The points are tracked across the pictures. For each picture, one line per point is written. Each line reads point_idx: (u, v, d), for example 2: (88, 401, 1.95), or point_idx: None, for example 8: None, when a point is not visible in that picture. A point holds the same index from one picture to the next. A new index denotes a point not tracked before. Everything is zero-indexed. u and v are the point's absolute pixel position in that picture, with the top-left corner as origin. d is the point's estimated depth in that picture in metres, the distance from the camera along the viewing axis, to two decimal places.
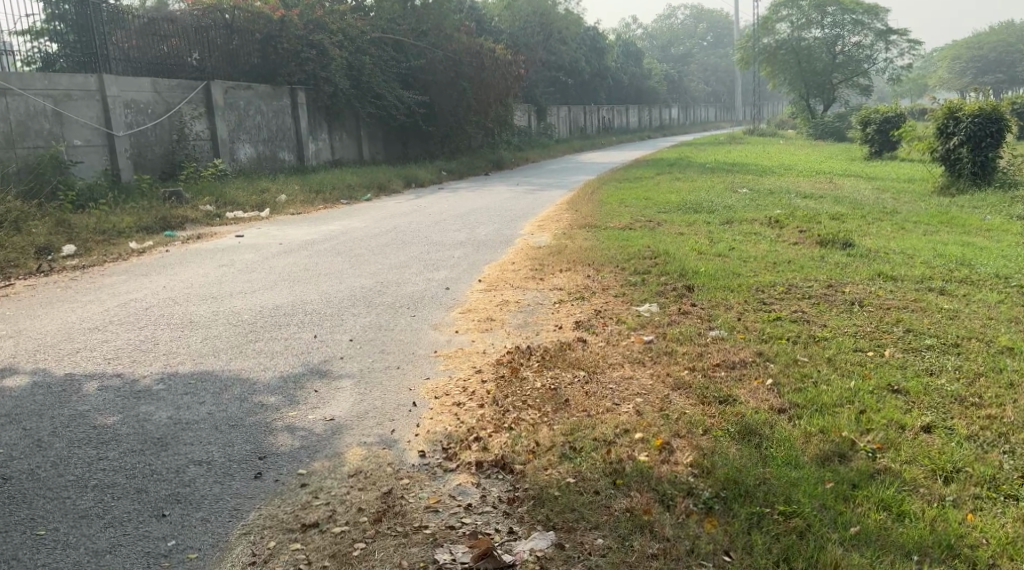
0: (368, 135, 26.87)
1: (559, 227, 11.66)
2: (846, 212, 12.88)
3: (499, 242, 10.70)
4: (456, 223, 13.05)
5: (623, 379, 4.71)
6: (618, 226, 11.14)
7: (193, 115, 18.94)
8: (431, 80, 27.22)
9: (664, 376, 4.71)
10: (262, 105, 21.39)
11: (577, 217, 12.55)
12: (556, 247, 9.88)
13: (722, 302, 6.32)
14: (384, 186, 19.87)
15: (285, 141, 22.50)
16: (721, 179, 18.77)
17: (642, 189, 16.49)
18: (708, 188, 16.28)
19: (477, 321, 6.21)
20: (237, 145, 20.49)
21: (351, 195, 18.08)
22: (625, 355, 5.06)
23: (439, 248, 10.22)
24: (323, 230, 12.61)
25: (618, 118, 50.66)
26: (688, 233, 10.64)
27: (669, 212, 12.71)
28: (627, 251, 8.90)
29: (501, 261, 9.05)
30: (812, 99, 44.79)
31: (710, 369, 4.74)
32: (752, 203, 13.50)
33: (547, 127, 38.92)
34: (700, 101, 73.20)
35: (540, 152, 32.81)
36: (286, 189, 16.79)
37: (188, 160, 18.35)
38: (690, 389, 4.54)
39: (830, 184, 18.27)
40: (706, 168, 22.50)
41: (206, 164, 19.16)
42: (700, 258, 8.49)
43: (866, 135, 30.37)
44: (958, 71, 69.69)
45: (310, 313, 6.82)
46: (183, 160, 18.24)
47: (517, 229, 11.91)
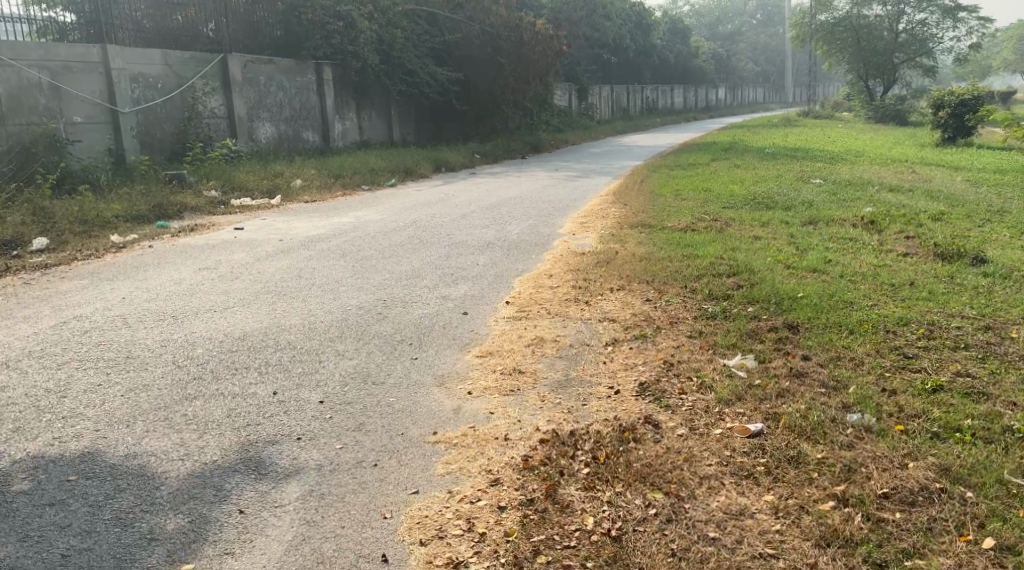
0: (399, 114, 25.22)
1: (608, 225, 9.92)
2: (947, 212, 10.96)
3: (535, 244, 9.02)
4: (487, 216, 11.40)
5: (731, 520, 3.06)
6: (678, 226, 9.39)
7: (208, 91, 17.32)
8: (467, 56, 25.50)
9: (796, 519, 3.06)
10: (284, 81, 19.86)
11: (629, 211, 10.80)
12: (605, 252, 8.14)
13: (841, 352, 4.61)
14: (411, 170, 18.27)
15: (309, 120, 20.95)
16: (785, 167, 16.82)
17: (700, 178, 14.64)
18: (775, 179, 14.39)
19: (498, 372, 4.52)
20: (256, 125, 18.98)
21: (374, 181, 16.51)
22: (723, 461, 3.39)
23: (463, 252, 8.57)
24: (333, 223, 11.00)
25: (661, 99, 48.37)
26: (765, 237, 8.85)
27: (737, 208, 10.89)
28: (695, 263, 7.15)
29: (536, 272, 7.38)
30: (872, 79, 42.07)
31: (874, 510, 3.07)
32: (834, 199, 11.64)
33: (589, 107, 36.95)
34: (749, 82, 70.35)
35: (582, 134, 30.92)
36: (302, 173, 15.26)
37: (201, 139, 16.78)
38: (849, 556, 2.89)
39: (909, 175, 16.23)
40: (766, 155, 20.50)
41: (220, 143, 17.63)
42: (791, 275, 6.73)
43: (938, 120, 27.88)
44: None
45: (279, 350, 5.10)
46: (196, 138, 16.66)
47: (559, 226, 10.21)
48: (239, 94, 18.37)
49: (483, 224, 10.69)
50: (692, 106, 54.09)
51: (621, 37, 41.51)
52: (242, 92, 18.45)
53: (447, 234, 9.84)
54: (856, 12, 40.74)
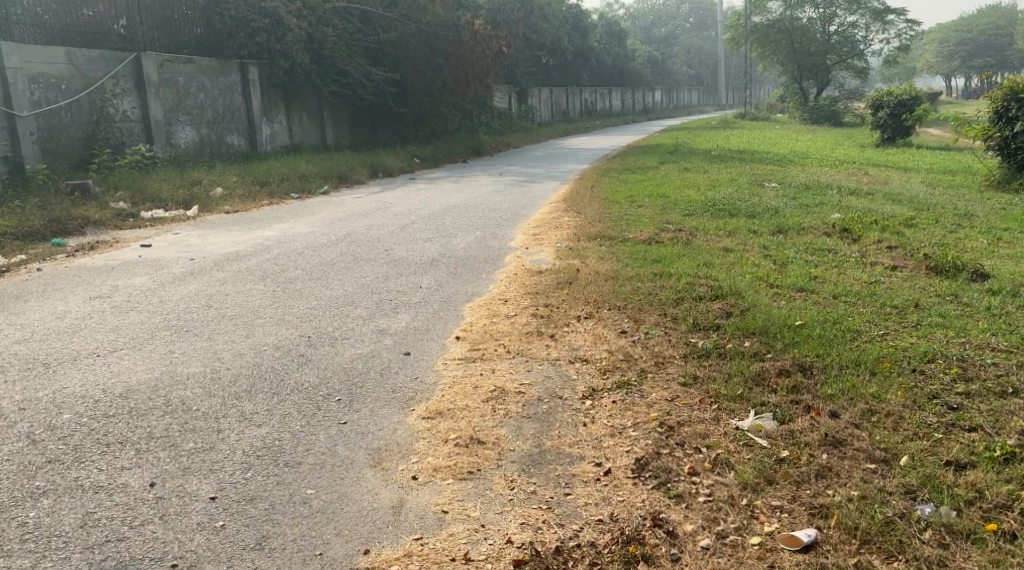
0: (332, 117, 23.97)
1: (563, 237, 9.02)
2: (916, 218, 10.37)
3: (481, 261, 8.03)
4: (429, 227, 10.42)
5: None
6: (641, 237, 8.55)
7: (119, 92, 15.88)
8: (403, 56, 24.42)
9: None
10: (205, 81, 18.50)
11: (584, 220, 9.94)
12: (563, 270, 7.25)
13: (872, 401, 3.82)
14: (345, 176, 17.15)
15: (234, 123, 19.59)
16: (737, 170, 16.15)
17: (653, 182, 13.88)
18: (732, 183, 13.68)
19: (449, 443, 3.56)
20: (174, 129, 17.59)
21: (305, 188, 15.35)
22: None
23: (403, 271, 7.58)
24: (254, 237, 9.87)
25: (600, 102, 47.84)
26: (735, 249, 8.04)
27: (699, 216, 10.09)
28: (669, 283, 6.30)
29: (490, 295, 6.45)
30: (806, 81, 42.20)
31: None
32: (797, 204, 10.97)
33: (529, 109, 36.15)
34: (684, 86, 70.48)
35: (523, 137, 30.03)
36: (223, 181, 14.07)
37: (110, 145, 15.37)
38: None
39: (863, 177, 15.71)
40: (714, 156, 19.89)
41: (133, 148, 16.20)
42: (781, 297, 5.91)
43: (877, 120, 27.67)
44: (945, 55, 67.73)
45: (170, 415, 4.01)
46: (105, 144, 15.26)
47: (510, 238, 9.24)
48: (155, 95, 16.95)
49: (423, 236, 9.69)
50: (630, 109, 53.76)
51: (559, 38, 40.81)
52: (159, 95, 17.08)
53: (384, 250, 8.80)
54: (789, 14, 40.77)
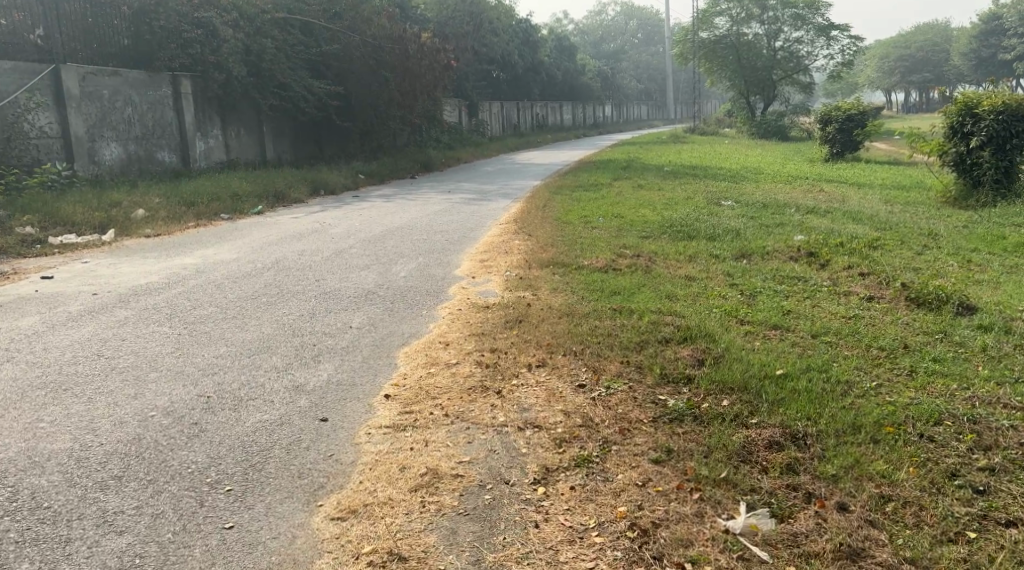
0: (273, 131, 22.98)
1: (513, 264, 8.27)
2: (882, 239, 9.85)
3: (421, 294, 7.22)
4: (368, 252, 9.60)
5: None
6: (597, 264, 7.86)
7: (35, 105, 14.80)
8: (346, 68, 23.59)
9: None
10: (133, 95, 17.45)
11: (536, 244, 9.22)
12: (512, 303, 6.48)
13: (883, 485, 3.27)
14: (283, 195, 16.25)
15: (165, 138, 18.52)
16: (692, 187, 15.61)
17: (606, 201, 13.24)
18: (689, 202, 13.10)
19: (362, 562, 3.01)
20: (99, 146, 16.52)
21: (237, 208, 14.48)
22: None
23: (333, 306, 6.79)
24: (172, 268, 9.01)
25: (551, 116, 47.46)
26: (700, 278, 7.37)
27: (658, 239, 9.43)
28: (631, 321, 5.58)
29: (430, 336, 5.70)
30: (753, 96, 42.28)
31: None
32: (758, 224, 10.42)
33: (480, 123, 35.48)
34: (634, 101, 70.67)
35: (473, 152, 29.32)
36: (146, 203, 13.18)
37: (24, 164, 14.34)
38: None
39: (820, 194, 15.26)
40: (668, 173, 19.38)
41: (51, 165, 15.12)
42: (756, 337, 5.25)
43: (826, 135, 27.49)
44: (886, 71, 69.01)
45: (13, 516, 3.32)
46: (18, 163, 14.21)
47: (455, 266, 8.44)
48: (77, 109, 15.85)
49: (356, 263, 8.87)
50: (580, 123, 53.52)
51: (509, 53, 40.35)
52: (82, 110, 16.02)
53: (314, 281, 7.96)
54: (736, 30, 40.81)
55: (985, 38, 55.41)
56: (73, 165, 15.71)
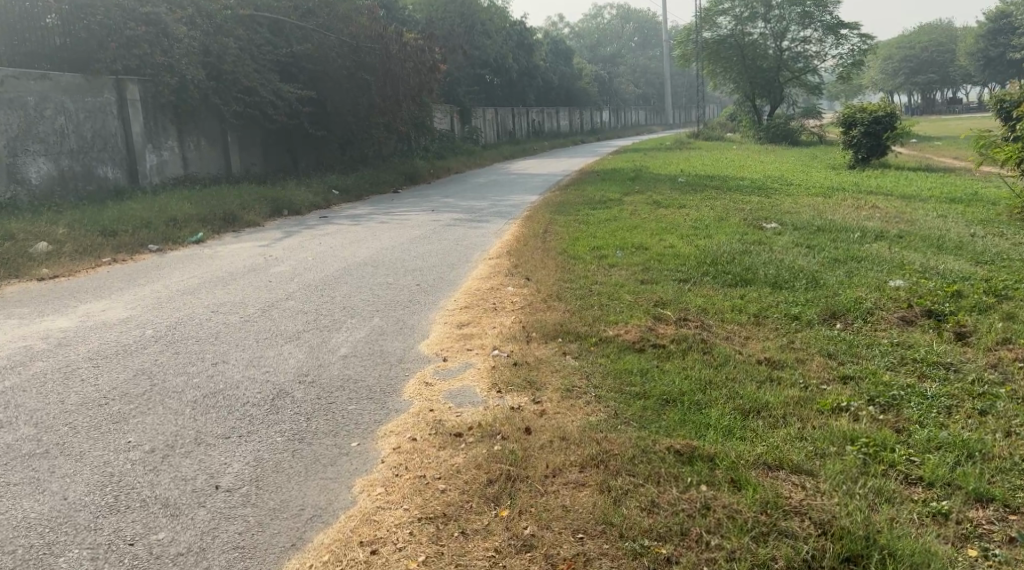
0: (239, 142, 20.15)
1: (503, 334, 5.63)
2: (1007, 280, 7.20)
3: (351, 399, 4.58)
4: (308, 308, 7.01)
5: None
6: (625, 335, 5.27)
7: None
8: (322, 71, 20.72)
9: None
10: (67, 103, 14.80)
11: (536, 298, 6.60)
12: (499, 429, 3.88)
13: None
14: (234, 218, 13.63)
15: (107, 152, 15.81)
16: (719, 204, 12.99)
17: (619, 225, 10.65)
18: (727, 225, 10.48)
19: None
20: (23, 162, 13.98)
21: (171, 236, 11.98)
22: None
23: (219, 427, 4.25)
24: (38, 337, 6.51)
25: (547, 122, 44.96)
26: (792, 365, 4.77)
27: (704, 287, 6.83)
28: (732, 499, 3.14)
29: (358, 514, 3.23)
30: (758, 98, 39.70)
31: None
32: (830, 260, 7.81)
33: (473, 130, 32.86)
34: (631, 106, 68.14)
35: (465, 161, 26.67)
36: (53, 237, 10.75)
37: None
38: None
39: (873, 211, 12.58)
40: (685, 185, 16.72)
41: None
42: (969, 545, 2.98)
43: (850, 139, 24.58)
44: (890, 72, 66.31)
45: None
46: None
47: (420, 338, 5.79)
48: None
49: (277, 331, 6.23)
50: (578, 130, 50.99)
51: (503, 56, 37.86)
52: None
53: (206, 373, 5.28)
54: (740, 29, 38.10)
55: (994, 37, 52.65)
56: None
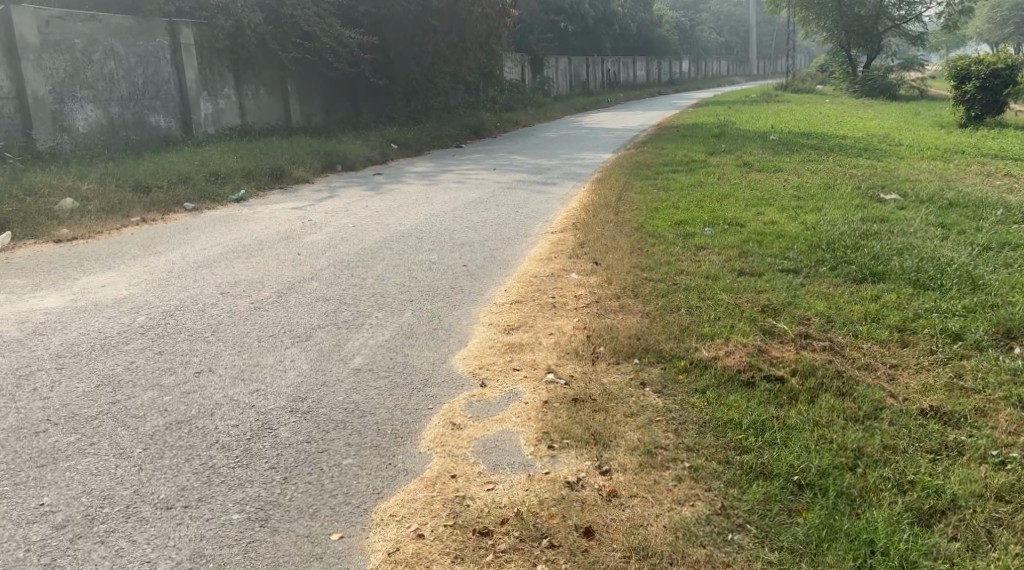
0: (301, 90, 18.82)
1: (563, 348, 4.36)
2: None
3: (348, 444, 3.37)
4: (331, 293, 5.85)
5: None
6: (724, 353, 3.93)
7: None
8: (385, 15, 19.30)
9: None
10: (116, 46, 13.56)
11: (606, 296, 5.30)
12: (547, 526, 2.74)
13: None
14: (281, 172, 12.55)
15: (160, 99, 14.56)
16: (821, 168, 11.34)
17: (706, 193, 9.27)
18: (836, 196, 8.93)
19: None
20: (68, 109, 12.80)
21: (210, 193, 10.98)
22: None
23: (167, 470, 3.23)
24: (16, 331, 5.26)
25: (624, 72, 42.87)
26: (973, 423, 3.31)
27: (824, 283, 5.46)
28: None
29: None
30: (854, 49, 36.79)
31: None
32: (976, 246, 6.32)
33: (544, 81, 31.20)
34: (713, 55, 65.00)
35: (535, 114, 25.15)
36: (79, 193, 9.86)
37: None
38: None
39: (1006, 179, 10.75)
40: (776, 145, 14.97)
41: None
42: None
43: (963, 95, 22.04)
44: (996, 22, 61.25)
45: None
46: None
47: (455, 348, 4.54)
48: (38, 64, 12.17)
49: (284, 332, 4.98)
50: (656, 80, 48.67)
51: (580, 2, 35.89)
52: (43, 64, 12.29)
53: (181, 393, 4.07)
54: None
55: None
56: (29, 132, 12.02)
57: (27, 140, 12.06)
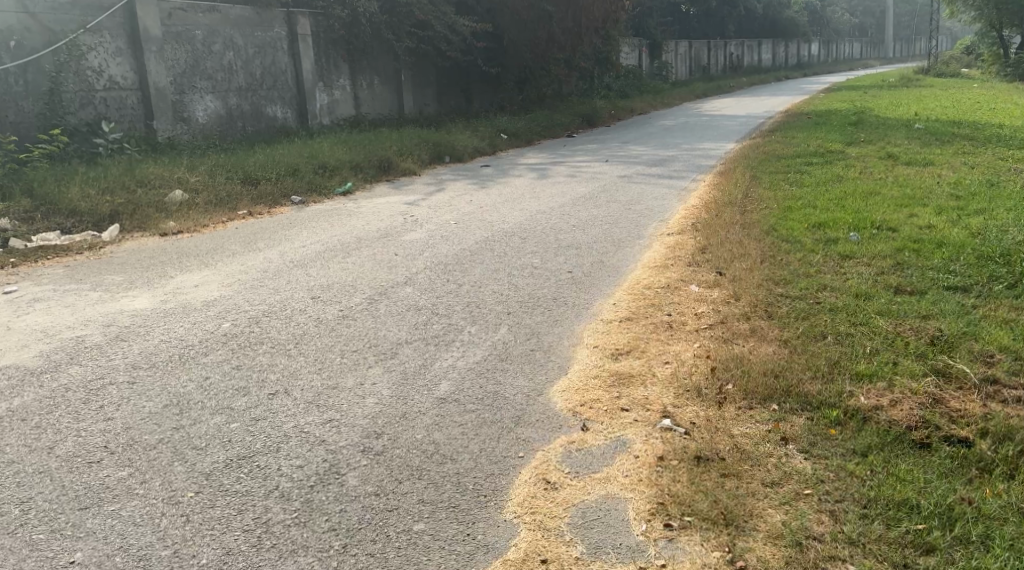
0: (415, 79, 18.58)
1: (683, 384, 3.76)
2: None
3: (420, 502, 2.91)
4: (420, 300, 5.37)
5: None
6: (885, 404, 3.37)
7: (101, 51, 11.35)
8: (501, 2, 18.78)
9: None
10: (234, 37, 13.56)
11: (732, 315, 4.67)
12: None
13: None
14: (389, 165, 12.26)
15: (277, 90, 14.53)
16: (976, 161, 10.17)
17: (845, 189, 8.42)
18: (999, 196, 7.85)
19: None
20: (189, 100, 12.83)
21: (316, 185, 10.76)
22: None
23: (213, 526, 2.82)
24: (97, 336, 4.99)
25: (748, 56, 41.03)
26: None
27: (1002, 309, 4.73)
28: None
29: None
30: (1004, 29, 33.92)
31: None
32: None
33: (663, 67, 30.05)
34: (844, 37, 61.67)
35: (652, 101, 24.20)
36: (189, 185, 9.77)
37: (77, 127, 11.00)
38: None
39: None
40: (921, 135, 13.60)
41: (120, 130, 11.66)
42: None
43: None
44: None
45: None
46: (68, 127, 10.85)
47: (553, 379, 3.97)
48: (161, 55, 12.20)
49: (367, 348, 4.51)
50: (781, 65, 46.46)
51: None
52: (165, 55, 12.33)
53: (249, 420, 3.64)
54: None
55: None
56: (152, 123, 12.07)
57: (150, 132, 12.02)
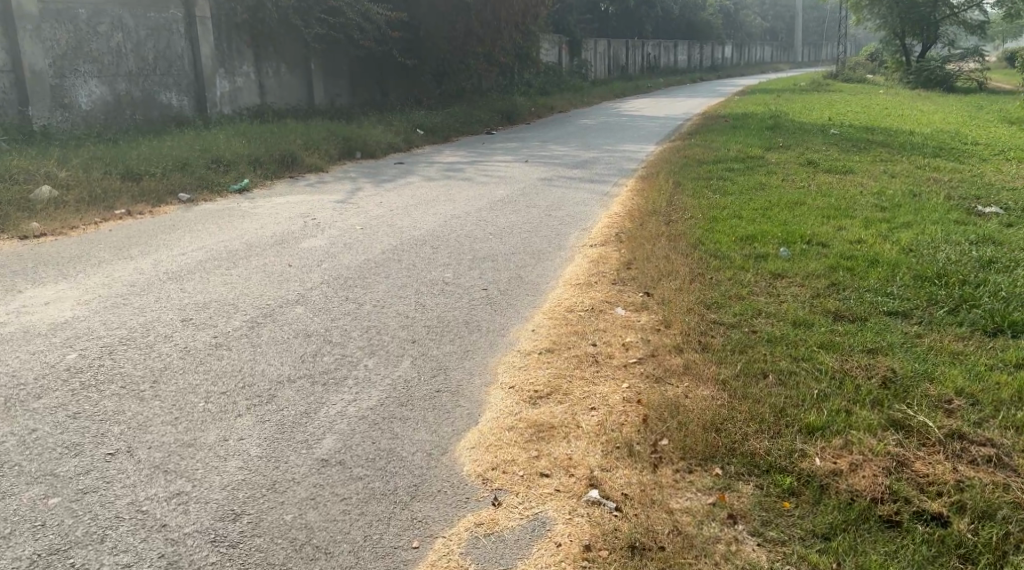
0: (325, 69, 17.62)
1: (614, 438, 3.20)
2: None
3: None
4: (312, 325, 4.67)
5: None
6: (845, 470, 2.88)
7: None
8: None
9: None
10: (123, 17, 12.38)
11: (662, 347, 4.14)
12: None
13: None
14: (293, 160, 11.40)
15: (173, 76, 13.32)
16: (896, 170, 9.99)
17: (771, 197, 8.06)
18: (926, 208, 7.60)
19: None
20: (71, 84, 11.65)
21: (211, 181, 9.85)
22: None
23: None
24: None
25: (665, 56, 41.17)
26: None
27: (950, 340, 4.34)
28: None
29: None
30: (908, 37, 34.85)
31: None
32: None
33: (582, 64, 29.70)
34: (755, 40, 62.86)
35: (572, 98, 23.76)
36: (62, 181, 8.76)
37: None
38: None
39: None
40: (839, 141, 13.48)
41: None
42: None
43: None
44: None
45: None
46: None
47: (461, 432, 3.35)
48: (35, 36, 11.07)
49: (240, 390, 3.79)
50: (696, 66, 46.87)
51: None
52: (43, 34, 11.18)
53: (74, 493, 2.97)
54: None
55: None
56: (25, 109, 11.02)
57: (23, 120, 10.96)
